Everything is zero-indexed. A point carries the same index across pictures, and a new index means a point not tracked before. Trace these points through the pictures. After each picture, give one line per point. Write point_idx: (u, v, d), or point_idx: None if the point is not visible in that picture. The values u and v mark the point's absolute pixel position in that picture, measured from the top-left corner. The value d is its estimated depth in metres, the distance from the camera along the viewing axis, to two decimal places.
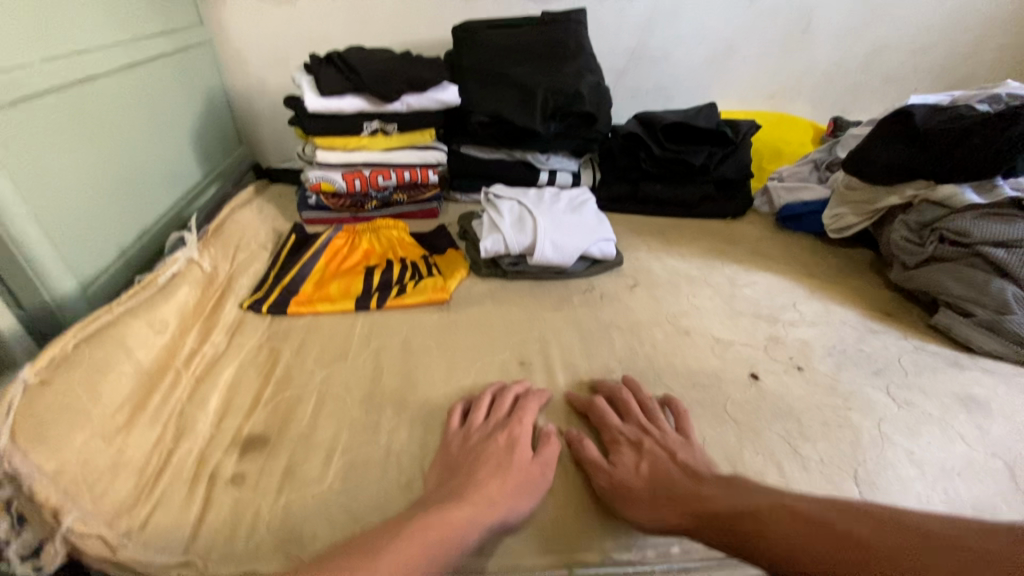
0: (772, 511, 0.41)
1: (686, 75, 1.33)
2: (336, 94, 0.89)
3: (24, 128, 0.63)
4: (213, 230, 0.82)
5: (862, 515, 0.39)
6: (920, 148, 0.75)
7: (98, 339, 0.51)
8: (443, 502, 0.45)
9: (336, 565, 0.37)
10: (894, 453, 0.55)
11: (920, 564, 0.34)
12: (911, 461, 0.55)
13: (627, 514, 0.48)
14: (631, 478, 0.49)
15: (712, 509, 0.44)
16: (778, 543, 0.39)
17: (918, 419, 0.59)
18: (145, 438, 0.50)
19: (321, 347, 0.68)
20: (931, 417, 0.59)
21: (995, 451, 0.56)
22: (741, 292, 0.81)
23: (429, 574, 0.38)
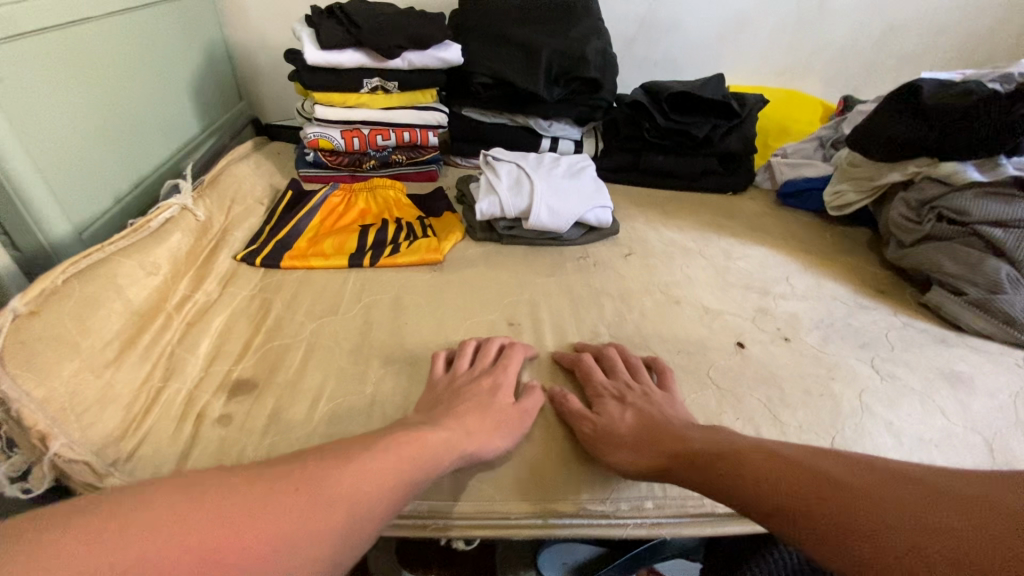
0: (751, 454, 0.43)
1: (696, 45, 1.30)
2: (337, 48, 0.88)
3: (20, 66, 0.62)
4: (208, 181, 0.82)
5: (840, 461, 0.40)
6: (926, 123, 0.74)
7: (88, 276, 0.52)
8: (424, 425, 0.47)
9: (306, 463, 0.38)
10: (873, 423, 0.56)
11: (887, 500, 0.35)
12: (889, 431, 0.55)
13: (609, 457, 0.49)
14: (617, 424, 0.51)
15: (692, 449, 0.46)
16: (749, 479, 0.41)
17: (900, 392, 0.59)
18: (133, 374, 0.51)
19: (313, 300, 0.69)
20: (914, 390, 0.60)
21: (975, 426, 0.56)
22: (735, 264, 0.81)
23: (398, 484, 0.40)
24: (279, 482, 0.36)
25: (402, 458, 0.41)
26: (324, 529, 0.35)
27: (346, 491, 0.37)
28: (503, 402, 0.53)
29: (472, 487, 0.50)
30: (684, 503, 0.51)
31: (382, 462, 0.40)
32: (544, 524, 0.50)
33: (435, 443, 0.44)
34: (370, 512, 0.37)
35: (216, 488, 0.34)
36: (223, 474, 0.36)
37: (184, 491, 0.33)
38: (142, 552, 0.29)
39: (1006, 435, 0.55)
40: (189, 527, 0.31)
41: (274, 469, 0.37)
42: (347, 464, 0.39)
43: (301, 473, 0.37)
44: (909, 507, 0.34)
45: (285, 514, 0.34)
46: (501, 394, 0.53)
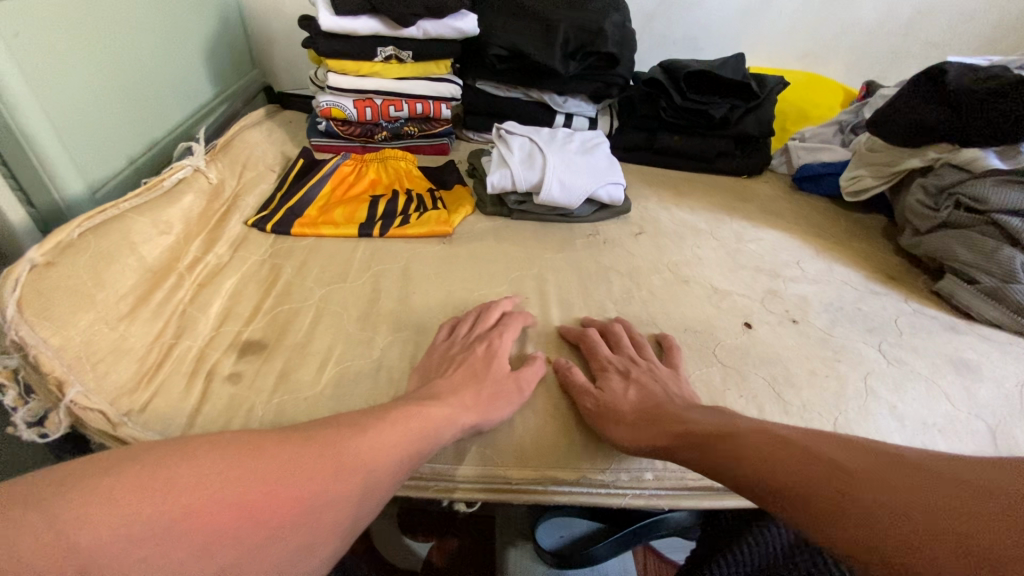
0: (752, 436, 0.42)
1: (717, 24, 1.27)
2: (351, 14, 0.86)
3: (36, 21, 0.62)
4: (220, 146, 0.82)
5: (844, 444, 0.39)
6: (949, 108, 0.72)
7: (103, 231, 0.53)
8: (430, 397, 0.47)
9: (323, 431, 0.38)
10: (876, 405, 0.56)
11: (888, 484, 0.34)
12: (892, 414, 0.55)
13: (609, 434, 0.50)
14: (619, 401, 0.51)
15: (692, 429, 0.46)
16: (750, 458, 0.41)
17: (906, 376, 0.59)
18: (146, 329, 0.52)
19: (322, 266, 0.69)
20: (920, 375, 0.60)
21: (978, 412, 0.56)
22: (746, 246, 0.81)
23: (409, 458, 0.41)
24: (299, 445, 0.36)
25: (411, 429, 0.42)
26: (344, 492, 0.36)
27: (363, 456, 0.38)
28: (500, 372, 0.53)
29: (474, 453, 0.50)
30: (683, 476, 0.51)
31: (394, 433, 0.41)
32: (543, 490, 0.51)
33: (438, 417, 0.45)
34: (384, 478, 0.39)
35: (240, 449, 0.35)
36: (245, 434, 0.36)
37: (209, 450, 0.33)
38: (175, 508, 0.30)
39: (1011, 423, 0.55)
40: (219, 485, 0.32)
41: (293, 432, 0.38)
42: (363, 431, 0.39)
43: (319, 439, 0.37)
44: (903, 489, 0.33)
45: (309, 476, 0.35)
46: (499, 363, 0.54)
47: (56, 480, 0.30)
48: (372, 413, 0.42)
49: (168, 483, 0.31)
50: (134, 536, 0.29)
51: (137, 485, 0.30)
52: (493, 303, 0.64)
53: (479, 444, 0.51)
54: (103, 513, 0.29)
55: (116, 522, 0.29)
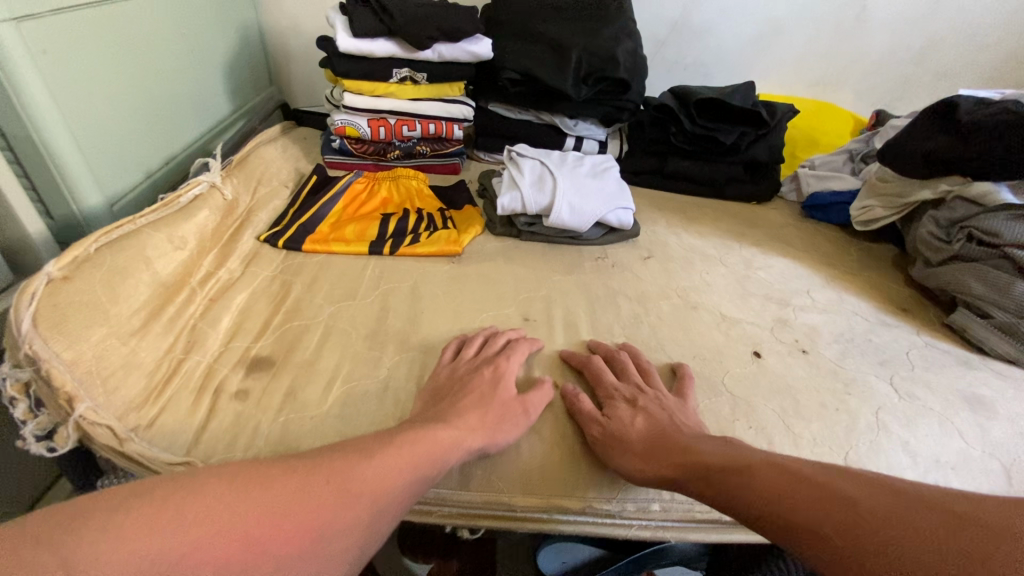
0: (764, 469, 0.42)
1: (728, 52, 1.29)
2: (369, 36, 0.88)
3: (64, 38, 0.64)
4: (237, 162, 0.83)
5: (862, 480, 0.38)
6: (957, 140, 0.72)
7: (119, 246, 0.53)
8: (435, 421, 0.47)
9: (330, 457, 0.38)
10: (888, 441, 0.55)
11: (911, 528, 0.33)
12: (904, 450, 0.55)
13: (616, 463, 0.49)
14: (626, 429, 0.51)
15: (701, 460, 0.45)
16: (761, 493, 0.40)
17: (918, 411, 0.58)
18: (157, 344, 0.52)
19: (332, 284, 0.70)
20: (932, 411, 0.59)
21: (994, 451, 0.55)
22: (755, 274, 0.80)
23: (417, 482, 0.40)
24: (307, 474, 0.36)
25: (420, 452, 0.42)
26: (351, 522, 0.36)
27: (368, 484, 0.38)
28: (506, 395, 0.53)
29: (479, 477, 0.50)
30: (691, 509, 0.50)
31: (400, 457, 0.41)
32: (549, 518, 0.50)
33: (445, 440, 0.45)
34: (390, 504, 0.38)
35: (248, 480, 0.34)
36: (250, 465, 0.36)
37: (217, 481, 0.33)
38: (184, 545, 0.30)
39: None
40: (229, 518, 0.32)
41: (301, 459, 0.37)
42: (368, 457, 0.39)
43: (326, 466, 0.37)
44: (924, 534, 0.32)
45: (317, 505, 0.35)
46: (505, 387, 0.53)
47: (65, 518, 0.29)
48: (377, 438, 0.42)
49: (176, 518, 0.30)
50: (141, 573, 0.28)
51: (146, 522, 0.30)
52: (498, 331, 0.64)
53: (485, 469, 0.50)
54: (114, 550, 0.28)
55: (126, 557, 0.28)
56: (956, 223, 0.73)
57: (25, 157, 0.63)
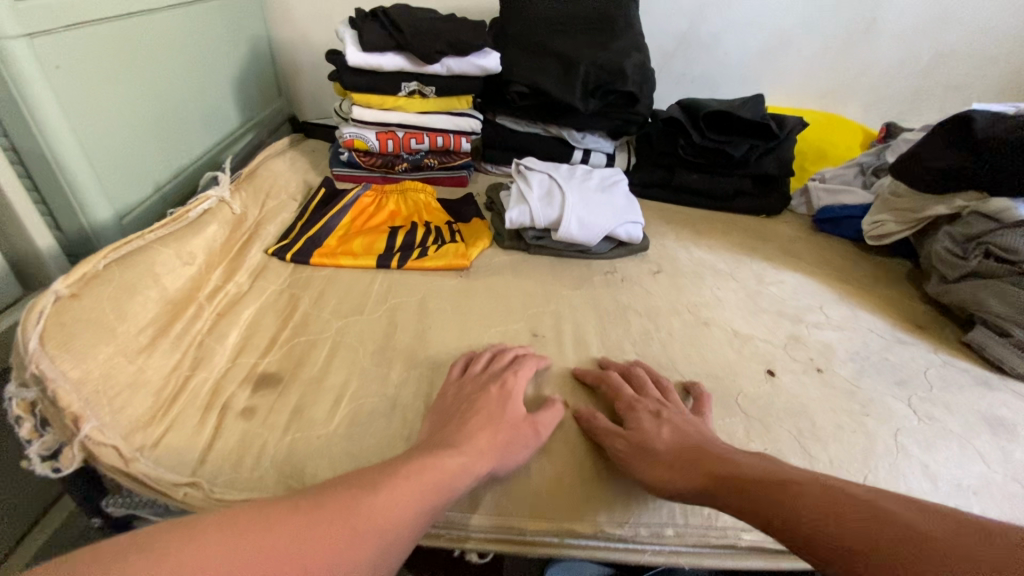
0: (809, 486, 0.40)
1: (735, 64, 1.29)
2: (378, 51, 0.89)
3: (76, 54, 0.64)
4: (246, 175, 0.83)
5: (913, 504, 0.37)
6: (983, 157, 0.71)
7: (128, 262, 0.52)
8: (443, 445, 0.46)
9: (335, 494, 0.37)
10: (907, 465, 0.54)
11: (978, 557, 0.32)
12: (925, 474, 0.53)
13: (642, 473, 0.48)
14: (654, 440, 0.49)
15: (737, 474, 0.44)
16: (808, 509, 0.38)
17: (937, 433, 0.57)
18: (164, 361, 0.52)
19: (340, 298, 0.69)
20: (952, 433, 0.57)
21: (1017, 476, 0.54)
22: (766, 289, 0.79)
23: (425, 515, 0.40)
24: (310, 513, 0.36)
25: (426, 482, 0.41)
26: (357, 559, 0.35)
27: (375, 519, 0.37)
28: (515, 416, 0.52)
29: (488, 501, 0.49)
30: (707, 534, 0.49)
31: (408, 489, 0.40)
32: (560, 542, 0.49)
33: (453, 467, 0.44)
34: (397, 538, 0.37)
35: (248, 524, 0.34)
36: (252, 507, 0.35)
37: (214, 528, 0.33)
38: None
39: None
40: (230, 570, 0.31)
41: (304, 498, 0.37)
42: (374, 490, 0.38)
43: (330, 504, 0.36)
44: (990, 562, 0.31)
45: (322, 546, 0.34)
46: (513, 407, 0.53)
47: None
48: (384, 469, 0.41)
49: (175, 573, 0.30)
50: None
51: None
52: (506, 347, 0.63)
53: (495, 492, 0.49)
54: None
55: None
56: (973, 239, 0.71)
57: (37, 171, 0.64)
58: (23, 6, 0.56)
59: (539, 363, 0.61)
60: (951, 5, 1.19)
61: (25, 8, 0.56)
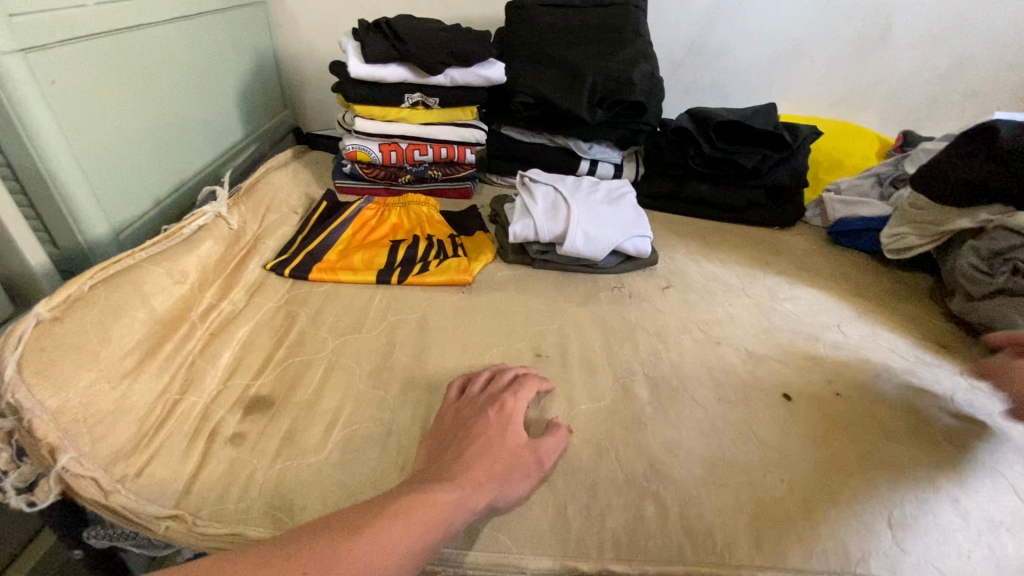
0: None
1: (746, 73, 1.26)
2: (380, 62, 0.87)
3: (73, 68, 0.63)
4: (246, 189, 0.82)
5: None
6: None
7: (116, 283, 0.51)
8: (436, 478, 0.44)
9: (318, 540, 0.36)
10: (934, 498, 0.51)
11: None
12: (954, 508, 0.50)
13: None
14: None
15: None
16: None
17: (965, 463, 0.54)
18: (151, 385, 0.50)
19: (338, 316, 0.67)
20: (981, 463, 0.54)
21: None
22: (781, 306, 0.76)
23: (414, 558, 0.38)
24: (286, 564, 0.35)
25: (415, 522, 0.39)
26: None
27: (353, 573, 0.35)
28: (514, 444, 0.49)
29: (487, 537, 0.46)
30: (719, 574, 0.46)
31: (393, 535, 0.38)
32: None
33: (446, 503, 0.41)
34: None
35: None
36: (228, 559, 0.35)
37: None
38: None
39: None
40: None
41: (283, 546, 0.36)
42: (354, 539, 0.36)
43: (307, 553, 0.35)
44: None
45: None
46: (513, 434, 0.50)
47: None
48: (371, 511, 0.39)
49: None
50: None
51: None
52: (506, 367, 0.61)
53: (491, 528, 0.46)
54: None
55: None
56: (999, 254, 0.68)
57: (31, 187, 0.63)
58: (17, 21, 0.56)
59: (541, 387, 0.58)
60: (970, 11, 1.16)
61: (18, 23, 0.56)
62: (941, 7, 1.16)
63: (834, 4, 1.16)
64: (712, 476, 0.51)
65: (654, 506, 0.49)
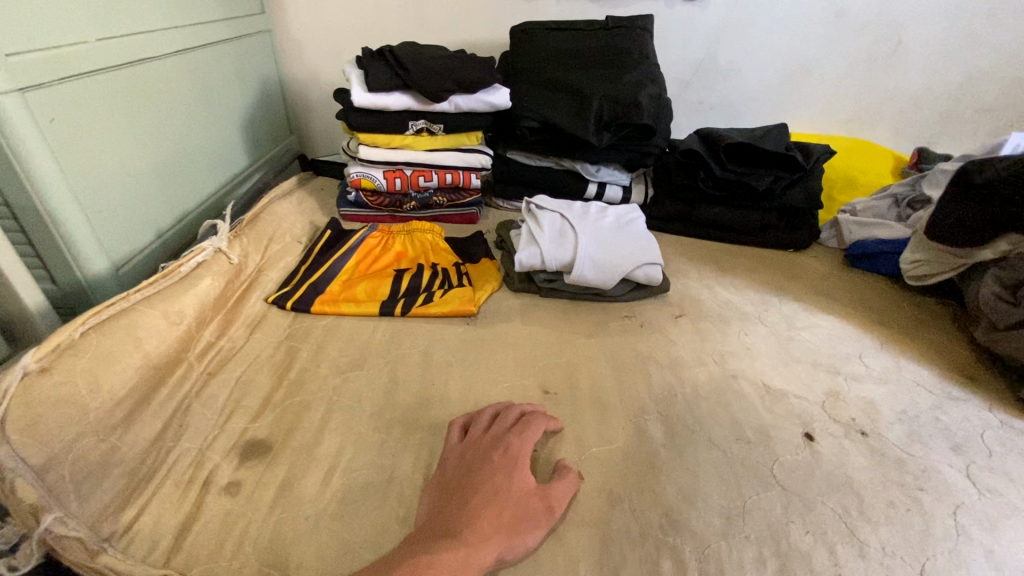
0: None
1: (754, 92, 1.24)
2: (384, 90, 0.87)
3: (73, 106, 0.63)
4: (249, 221, 0.81)
5: None
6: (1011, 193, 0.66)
7: (109, 327, 0.49)
8: (443, 535, 0.42)
9: None
10: (973, 551, 0.47)
11: None
12: (991, 559, 0.46)
13: None
14: None
15: None
16: None
17: (1002, 511, 0.50)
18: (143, 434, 0.48)
19: (339, 351, 0.66)
20: (1020, 510, 0.50)
21: None
22: (799, 335, 0.73)
23: None
24: None
25: None
26: None
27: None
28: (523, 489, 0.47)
29: None
30: None
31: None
32: None
33: (448, 566, 0.39)
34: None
35: None
36: None
37: None
38: None
39: None
40: None
41: None
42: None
43: None
44: None
45: None
46: (521, 479, 0.48)
47: None
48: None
49: None
50: None
51: None
52: (511, 404, 0.58)
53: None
54: None
55: None
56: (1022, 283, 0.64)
57: (30, 225, 0.62)
58: (15, 61, 0.55)
59: (546, 424, 0.56)
60: (984, 26, 1.13)
61: (17, 64, 0.55)
62: (952, 24, 1.14)
63: (843, 22, 1.15)
64: (732, 527, 0.48)
65: (670, 561, 0.45)
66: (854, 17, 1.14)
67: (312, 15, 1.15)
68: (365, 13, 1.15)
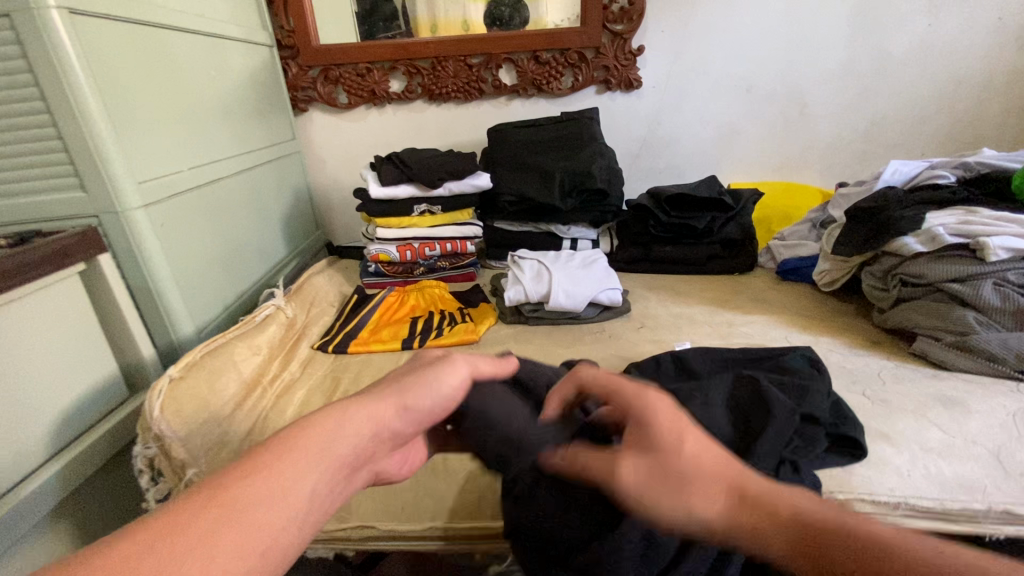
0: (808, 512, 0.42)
1: (694, 154, 1.52)
2: (393, 184, 1.13)
3: (172, 215, 0.87)
4: (296, 290, 1.03)
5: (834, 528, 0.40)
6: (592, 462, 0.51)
7: (214, 353, 0.70)
8: (327, 411, 0.46)
9: (230, 476, 0.39)
10: (871, 441, 0.61)
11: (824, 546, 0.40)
12: (888, 441, 0.61)
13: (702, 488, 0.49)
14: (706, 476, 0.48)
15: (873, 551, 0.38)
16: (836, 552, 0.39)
17: (892, 412, 0.65)
18: (241, 426, 0.66)
19: (373, 375, 0.84)
20: (906, 410, 0.65)
21: (978, 440, 0.59)
22: (737, 330, 0.91)
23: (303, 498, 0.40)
24: (197, 508, 0.36)
25: (308, 461, 0.42)
26: (241, 547, 0.36)
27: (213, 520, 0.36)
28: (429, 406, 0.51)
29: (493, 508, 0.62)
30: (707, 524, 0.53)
31: (255, 499, 0.38)
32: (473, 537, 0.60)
33: (352, 435, 0.45)
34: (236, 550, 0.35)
35: (206, 501, 0.37)
36: (222, 480, 0.39)
37: (209, 511, 0.36)
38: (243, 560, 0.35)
39: (1013, 447, 0.58)
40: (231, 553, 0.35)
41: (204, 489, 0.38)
42: (216, 514, 0.36)
43: (213, 498, 0.37)
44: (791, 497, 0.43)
45: (200, 536, 0.35)
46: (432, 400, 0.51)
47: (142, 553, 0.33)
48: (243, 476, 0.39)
49: (217, 553, 0.35)
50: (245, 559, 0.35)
51: (202, 557, 0.34)
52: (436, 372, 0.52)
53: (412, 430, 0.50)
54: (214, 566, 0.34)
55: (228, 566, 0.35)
56: (889, 273, 0.86)
57: (141, 301, 0.82)
58: (142, 186, 0.80)
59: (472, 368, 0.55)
60: (868, 82, 1.42)
61: (143, 189, 0.80)
62: (841, 85, 1.43)
63: (754, 93, 1.44)
64: None
65: None
66: (762, 89, 1.44)
67: (334, 137, 1.47)
68: (373, 130, 1.46)
